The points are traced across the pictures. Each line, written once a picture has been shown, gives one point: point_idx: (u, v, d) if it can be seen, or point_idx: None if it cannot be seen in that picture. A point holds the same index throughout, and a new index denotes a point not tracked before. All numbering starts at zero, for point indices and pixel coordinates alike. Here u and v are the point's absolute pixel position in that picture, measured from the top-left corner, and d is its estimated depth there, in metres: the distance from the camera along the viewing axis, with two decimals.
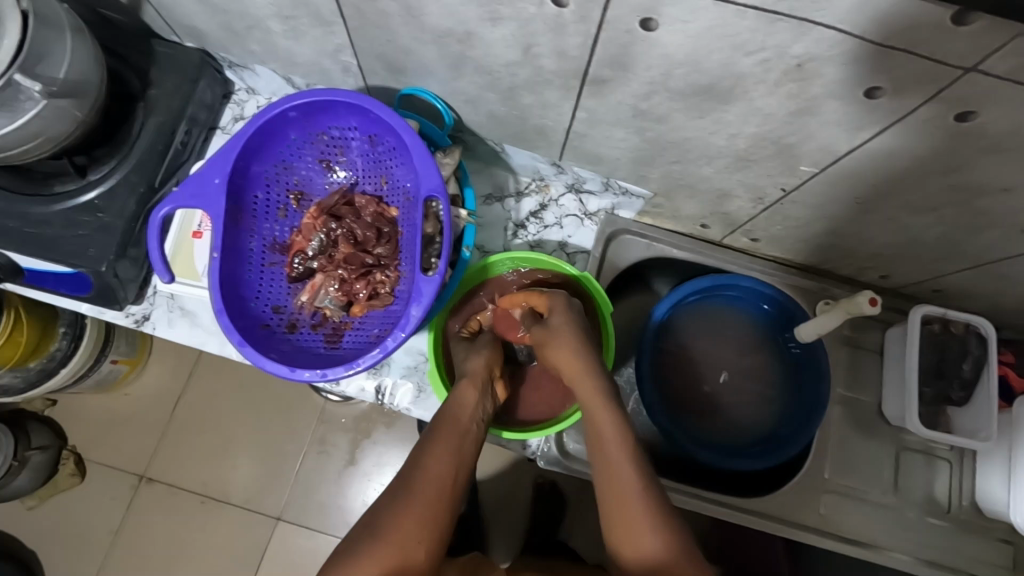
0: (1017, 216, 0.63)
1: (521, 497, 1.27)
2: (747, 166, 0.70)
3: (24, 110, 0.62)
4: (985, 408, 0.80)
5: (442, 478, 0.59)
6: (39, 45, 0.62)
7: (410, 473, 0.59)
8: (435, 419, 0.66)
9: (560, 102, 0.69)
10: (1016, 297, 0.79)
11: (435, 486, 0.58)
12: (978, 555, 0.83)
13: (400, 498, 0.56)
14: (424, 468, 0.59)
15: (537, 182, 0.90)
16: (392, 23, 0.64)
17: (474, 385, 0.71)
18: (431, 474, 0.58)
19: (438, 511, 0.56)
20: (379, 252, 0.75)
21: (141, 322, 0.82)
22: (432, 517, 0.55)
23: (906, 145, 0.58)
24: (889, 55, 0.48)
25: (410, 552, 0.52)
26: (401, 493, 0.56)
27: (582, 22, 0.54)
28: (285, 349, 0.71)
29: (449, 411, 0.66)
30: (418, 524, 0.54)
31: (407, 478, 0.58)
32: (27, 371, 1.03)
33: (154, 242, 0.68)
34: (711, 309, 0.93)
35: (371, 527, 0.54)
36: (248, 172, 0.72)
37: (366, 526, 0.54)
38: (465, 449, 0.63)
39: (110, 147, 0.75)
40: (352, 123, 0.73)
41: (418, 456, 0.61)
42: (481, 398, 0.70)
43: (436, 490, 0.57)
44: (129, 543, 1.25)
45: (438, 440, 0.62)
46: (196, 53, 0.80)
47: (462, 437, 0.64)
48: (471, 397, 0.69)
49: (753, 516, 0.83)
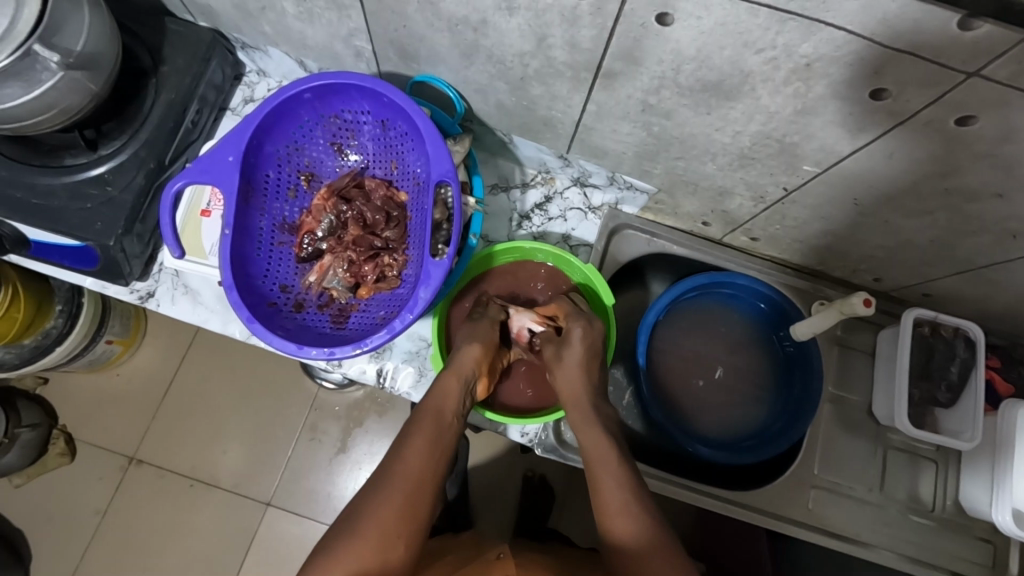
0: (1007, 221, 0.65)
1: (507, 487, 1.28)
2: (749, 163, 0.72)
3: (39, 81, 0.63)
4: (971, 410, 0.82)
5: (421, 472, 0.59)
6: (57, 15, 0.62)
7: (389, 467, 0.60)
8: (417, 410, 0.67)
9: (570, 94, 0.70)
10: (1003, 302, 0.82)
11: (414, 483, 0.58)
12: (958, 553, 0.85)
13: (381, 492, 0.57)
14: (403, 461, 0.60)
15: (543, 174, 0.92)
16: (408, 8, 0.65)
17: (459, 379, 0.70)
18: (411, 469, 0.59)
19: (416, 505, 0.57)
20: (387, 235, 0.77)
21: (145, 298, 0.83)
22: (410, 512, 0.56)
23: (904, 149, 0.60)
24: (893, 57, 0.49)
25: (384, 546, 0.53)
26: (380, 487, 0.57)
27: (598, 15, 0.55)
28: (291, 327, 0.73)
29: (430, 404, 0.66)
30: (400, 519, 0.55)
31: (387, 471, 0.59)
32: (21, 347, 1.01)
33: (166, 216, 0.69)
34: (708, 305, 0.95)
35: (351, 518, 0.55)
36: (261, 151, 0.73)
37: (345, 519, 0.55)
38: (444, 439, 0.64)
39: (121, 122, 0.76)
40: (365, 107, 0.75)
41: (396, 450, 0.62)
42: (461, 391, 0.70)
43: (411, 483, 0.58)
44: (118, 523, 1.25)
45: (417, 430, 0.64)
46: (208, 32, 0.81)
47: (443, 431, 0.64)
48: (454, 389, 0.69)
49: (742, 508, 0.84)
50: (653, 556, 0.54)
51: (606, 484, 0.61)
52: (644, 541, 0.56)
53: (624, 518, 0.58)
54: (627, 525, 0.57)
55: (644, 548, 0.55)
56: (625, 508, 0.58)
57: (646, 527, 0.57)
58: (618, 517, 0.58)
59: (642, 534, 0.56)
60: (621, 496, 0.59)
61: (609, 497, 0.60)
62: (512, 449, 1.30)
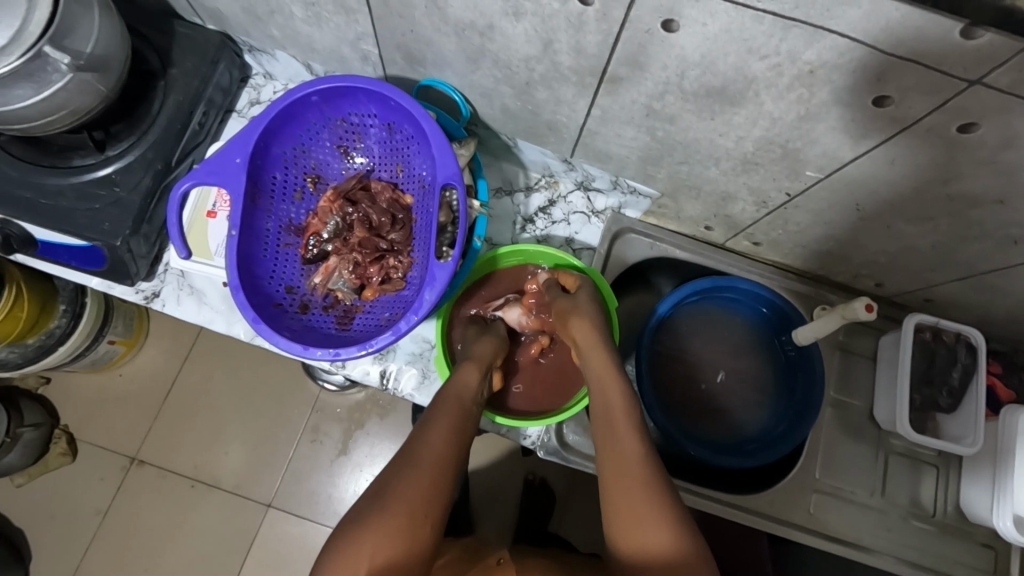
0: (1009, 227, 0.66)
1: (508, 490, 1.28)
2: (752, 168, 0.72)
3: (50, 82, 0.63)
4: (973, 415, 0.82)
5: (445, 456, 0.60)
6: (69, 17, 0.63)
7: (412, 453, 0.59)
8: (437, 398, 0.68)
9: (575, 99, 0.71)
10: (1004, 308, 0.82)
11: (438, 466, 0.58)
12: (959, 558, 0.85)
13: (406, 473, 0.57)
14: (427, 448, 0.60)
15: (546, 178, 0.92)
16: (415, 13, 0.65)
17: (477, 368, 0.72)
18: (435, 453, 0.60)
19: (440, 487, 0.57)
20: (392, 237, 0.77)
21: (151, 299, 0.83)
22: (435, 493, 0.56)
23: (906, 155, 0.60)
24: (895, 65, 0.50)
25: (411, 526, 0.53)
26: (406, 469, 0.57)
27: (603, 21, 0.56)
28: (296, 328, 0.73)
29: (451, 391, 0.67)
30: (418, 507, 0.54)
31: (411, 455, 0.59)
32: (26, 346, 1.02)
33: (173, 217, 0.70)
34: (710, 309, 0.95)
35: (369, 505, 0.54)
36: (268, 153, 0.74)
37: (369, 499, 0.55)
38: (465, 432, 0.64)
39: (129, 123, 0.76)
40: (371, 110, 0.75)
41: (420, 435, 0.62)
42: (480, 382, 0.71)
43: (436, 466, 0.58)
44: (118, 523, 1.25)
45: (439, 421, 0.64)
46: (217, 35, 0.82)
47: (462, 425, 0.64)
48: (473, 379, 0.70)
49: (742, 511, 0.85)
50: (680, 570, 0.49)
51: (631, 480, 0.57)
52: (672, 552, 0.50)
53: (650, 524, 0.52)
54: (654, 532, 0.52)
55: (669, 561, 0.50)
56: (653, 513, 0.53)
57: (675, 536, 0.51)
58: (645, 523, 0.53)
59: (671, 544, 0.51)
60: (645, 491, 0.55)
61: (634, 497, 0.55)
62: (514, 452, 1.31)
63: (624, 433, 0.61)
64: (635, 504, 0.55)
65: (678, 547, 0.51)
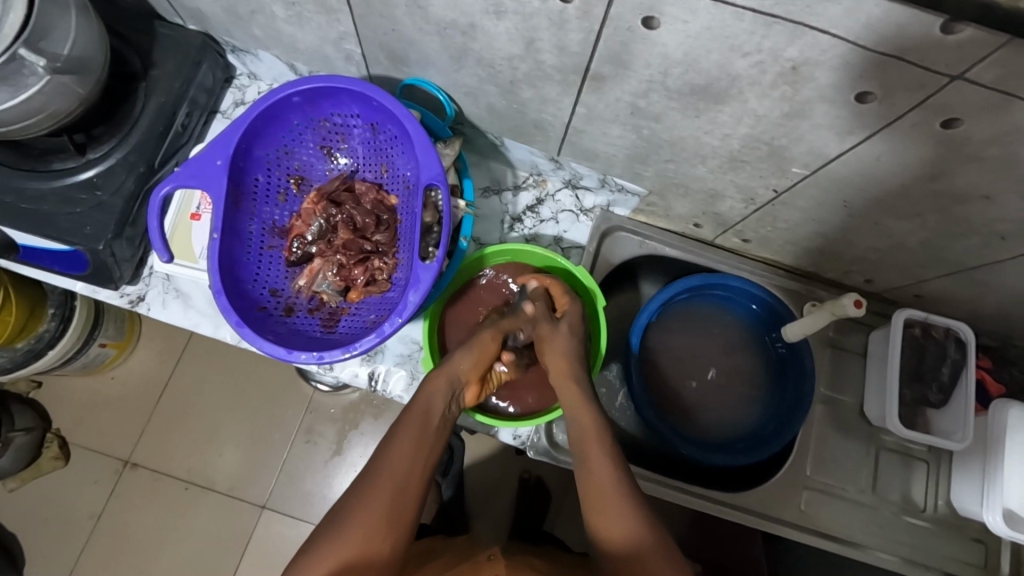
0: (999, 223, 0.65)
1: (503, 489, 1.28)
2: (739, 166, 0.72)
3: (26, 85, 0.62)
4: (962, 409, 0.82)
5: (407, 471, 0.61)
6: (44, 19, 0.62)
7: (373, 470, 0.60)
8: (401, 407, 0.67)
9: (560, 97, 0.70)
10: (994, 304, 0.82)
11: (398, 483, 0.59)
12: (952, 554, 0.85)
13: (366, 494, 0.58)
14: (386, 465, 0.60)
15: (534, 176, 0.92)
16: (396, 12, 0.64)
17: (445, 376, 0.70)
18: (395, 469, 0.60)
19: (399, 501, 0.58)
20: (377, 239, 0.77)
21: (136, 302, 0.82)
22: (397, 513, 0.58)
23: (892, 152, 0.60)
24: (878, 61, 0.49)
25: (371, 543, 0.55)
26: (367, 488, 0.58)
27: (584, 19, 0.55)
28: (281, 331, 0.73)
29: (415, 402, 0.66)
30: (382, 523, 0.56)
31: (373, 472, 0.60)
32: (13, 351, 1.01)
33: (154, 221, 0.69)
34: (699, 306, 0.95)
35: (337, 521, 0.57)
36: (250, 155, 0.73)
37: (333, 520, 0.57)
38: (427, 439, 0.64)
39: (110, 126, 0.75)
40: (354, 110, 0.75)
41: (381, 450, 0.63)
42: (450, 387, 0.70)
43: (397, 483, 0.59)
44: (111, 526, 1.25)
45: (400, 433, 0.64)
46: (198, 35, 0.81)
47: (427, 429, 0.65)
48: (441, 389, 0.68)
49: (733, 509, 0.84)
50: (644, 557, 0.57)
51: (601, 481, 0.63)
52: (631, 541, 0.59)
53: (617, 519, 0.60)
54: (618, 524, 0.60)
55: (631, 548, 0.58)
56: (619, 511, 0.60)
57: (636, 527, 0.59)
58: (613, 517, 0.60)
59: (633, 535, 0.59)
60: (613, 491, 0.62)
61: (603, 494, 0.62)
62: (507, 451, 1.30)
63: (590, 437, 0.67)
64: (606, 504, 0.61)
65: (638, 536, 0.59)
